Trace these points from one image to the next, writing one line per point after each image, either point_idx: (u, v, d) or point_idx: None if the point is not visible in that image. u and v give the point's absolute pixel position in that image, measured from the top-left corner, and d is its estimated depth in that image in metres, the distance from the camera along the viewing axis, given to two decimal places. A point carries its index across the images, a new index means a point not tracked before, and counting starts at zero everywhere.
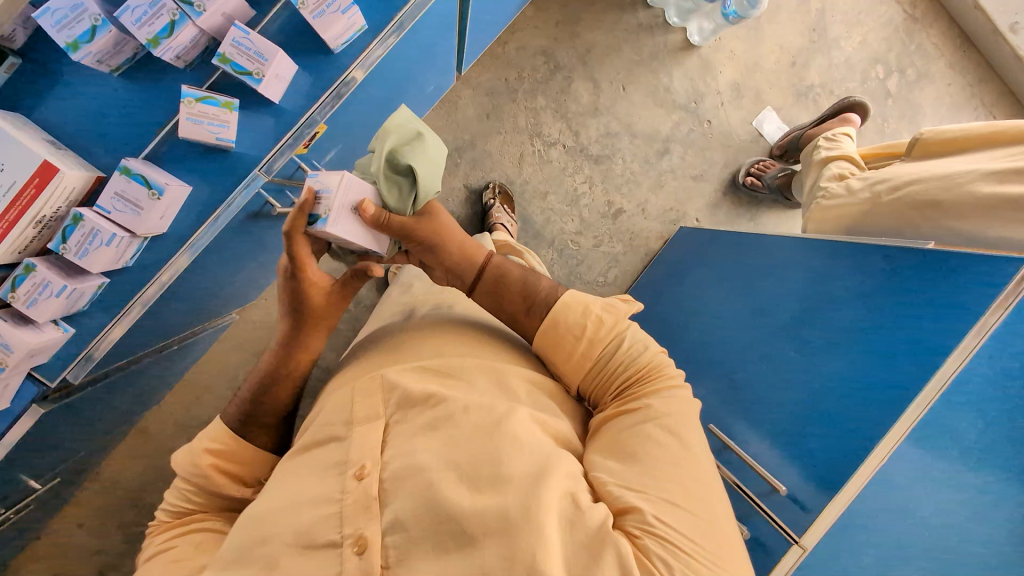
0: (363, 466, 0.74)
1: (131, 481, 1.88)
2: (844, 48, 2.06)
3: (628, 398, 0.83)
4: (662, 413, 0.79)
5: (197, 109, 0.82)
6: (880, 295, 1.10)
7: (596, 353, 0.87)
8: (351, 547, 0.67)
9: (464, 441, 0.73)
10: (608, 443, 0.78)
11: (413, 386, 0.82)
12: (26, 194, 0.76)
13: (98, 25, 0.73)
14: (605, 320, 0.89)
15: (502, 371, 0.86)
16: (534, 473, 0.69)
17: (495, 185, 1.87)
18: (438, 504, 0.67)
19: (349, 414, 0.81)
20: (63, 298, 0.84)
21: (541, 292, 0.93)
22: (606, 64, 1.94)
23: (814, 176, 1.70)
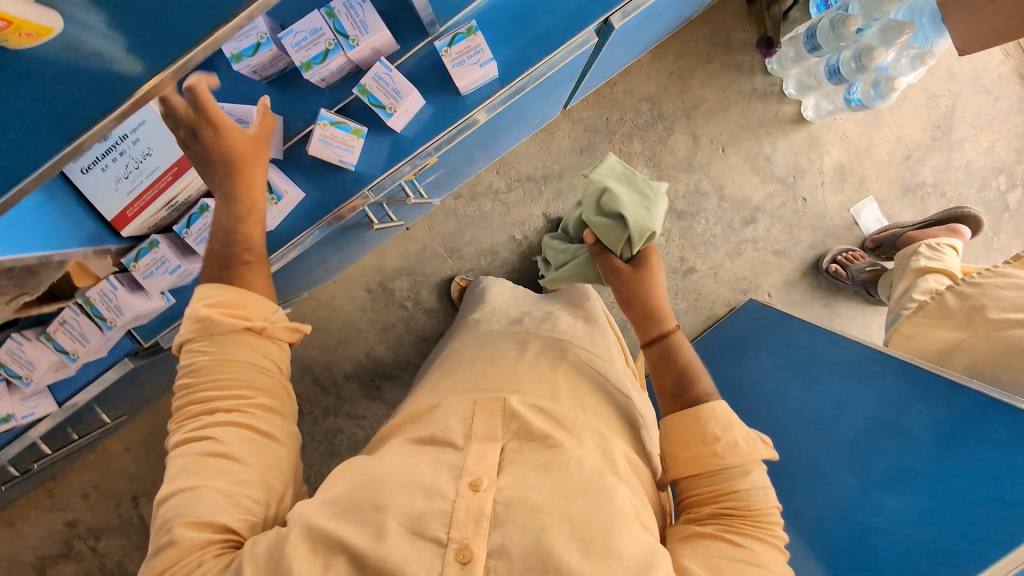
0: (480, 479, 0.74)
1: None
2: (968, 151, 1.94)
3: (729, 523, 0.75)
4: (766, 565, 0.72)
5: (329, 132, 0.88)
6: (947, 433, 1.09)
7: (715, 465, 0.79)
8: (453, 553, 0.67)
9: (577, 497, 0.72)
10: (703, 554, 0.73)
11: (535, 422, 0.82)
12: (165, 179, 0.84)
13: (262, 43, 0.79)
14: (741, 446, 0.80)
15: (609, 440, 0.85)
16: (642, 564, 0.68)
17: None
18: (545, 555, 0.67)
19: (467, 428, 0.82)
20: (175, 275, 0.90)
21: (694, 389, 0.87)
22: (711, 122, 1.91)
23: (905, 283, 1.62)
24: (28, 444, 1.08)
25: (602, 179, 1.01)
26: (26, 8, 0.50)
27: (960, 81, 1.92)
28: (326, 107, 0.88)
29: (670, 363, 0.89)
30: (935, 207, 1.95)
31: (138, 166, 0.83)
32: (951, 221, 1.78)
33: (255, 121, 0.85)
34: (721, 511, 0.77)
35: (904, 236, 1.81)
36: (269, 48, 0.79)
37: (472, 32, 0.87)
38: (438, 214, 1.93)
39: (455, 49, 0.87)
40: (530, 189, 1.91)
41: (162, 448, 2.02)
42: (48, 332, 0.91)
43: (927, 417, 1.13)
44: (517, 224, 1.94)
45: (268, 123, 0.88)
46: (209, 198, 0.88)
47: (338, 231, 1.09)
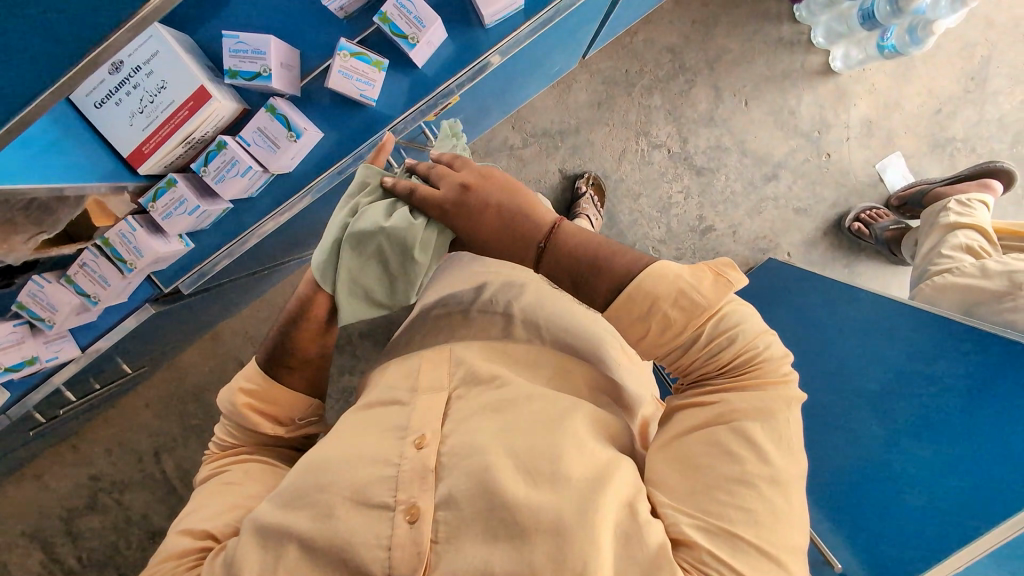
0: (423, 436, 0.75)
1: (197, 378, 2.05)
2: (1001, 104, 1.87)
3: (703, 393, 0.68)
4: (739, 420, 0.63)
5: (349, 63, 0.84)
6: (982, 386, 1.03)
7: (664, 350, 0.68)
8: (403, 514, 0.69)
9: (525, 431, 0.72)
10: (670, 444, 0.68)
11: (480, 365, 0.85)
12: (180, 114, 0.81)
13: (263, 74, 0.81)
14: (673, 319, 0.66)
15: (567, 367, 0.89)
16: (592, 477, 0.67)
17: (590, 176, 1.84)
18: (492, 490, 0.67)
19: (414, 383, 0.85)
20: (193, 217, 0.89)
21: (609, 274, 0.69)
22: (734, 74, 1.84)
23: (932, 240, 1.58)
24: (54, 390, 1.09)
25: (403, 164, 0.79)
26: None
27: (998, 30, 1.83)
28: (345, 38, 0.84)
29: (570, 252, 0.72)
30: (964, 163, 1.89)
31: (153, 100, 0.80)
32: (982, 177, 1.72)
33: (274, 53, 0.80)
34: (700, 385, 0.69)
35: (931, 192, 1.76)
36: (268, 81, 0.81)
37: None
38: None
39: None
40: (546, 145, 1.86)
41: (181, 405, 2.06)
42: (68, 275, 0.91)
43: (953, 369, 1.08)
44: (532, 181, 1.91)
45: (285, 56, 0.84)
46: (226, 135, 0.85)
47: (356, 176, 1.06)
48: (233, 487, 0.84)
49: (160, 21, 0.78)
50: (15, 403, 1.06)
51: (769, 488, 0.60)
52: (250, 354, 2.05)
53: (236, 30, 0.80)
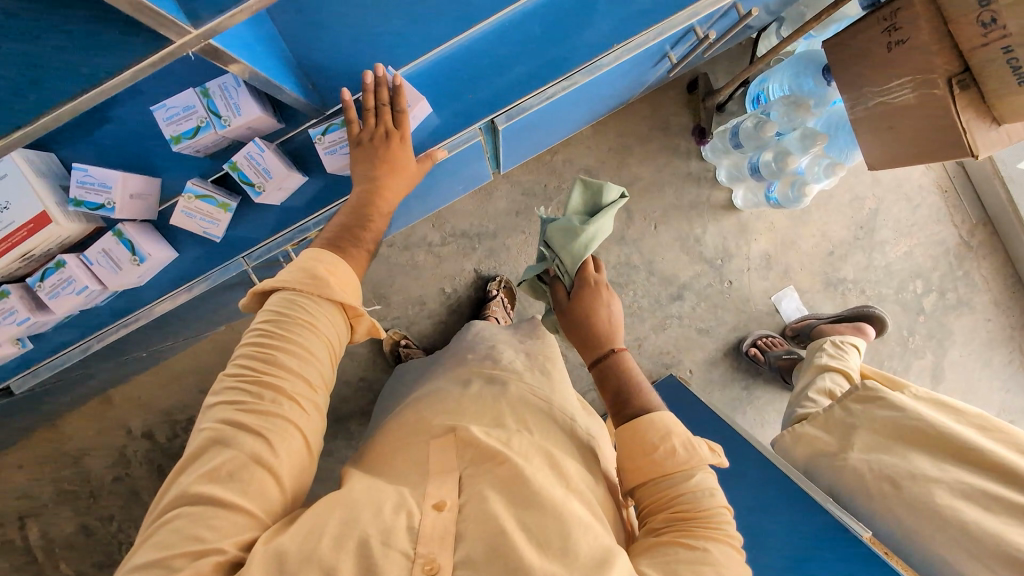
0: (443, 500, 0.75)
1: (82, 440, 2.04)
2: (888, 253, 2.02)
3: (682, 531, 0.73)
4: (719, 564, 0.69)
5: (194, 204, 0.87)
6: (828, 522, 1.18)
7: (660, 472, 0.79)
8: (420, 567, 0.67)
9: (536, 507, 0.74)
10: (662, 566, 0.70)
11: (488, 441, 0.83)
12: (19, 234, 0.82)
13: (107, 205, 0.84)
14: (678, 453, 0.79)
15: (557, 455, 0.86)
16: (599, 558, 0.68)
17: (502, 280, 1.92)
18: (508, 556, 0.67)
19: (426, 467, 0.82)
20: (24, 326, 0.89)
21: (633, 405, 0.88)
22: (646, 200, 1.97)
23: (806, 379, 1.66)
24: None
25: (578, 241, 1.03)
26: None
27: (884, 186, 2.00)
28: (196, 178, 0.88)
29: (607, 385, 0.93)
30: (854, 302, 2.01)
31: None
32: (858, 319, 1.85)
33: (120, 186, 0.84)
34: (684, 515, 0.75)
35: (818, 328, 1.88)
36: (112, 212, 0.85)
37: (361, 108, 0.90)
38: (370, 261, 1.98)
39: (328, 137, 0.90)
40: (462, 246, 1.95)
41: (60, 466, 2.04)
42: None
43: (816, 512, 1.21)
44: (447, 277, 1.97)
45: (137, 187, 0.87)
46: (69, 254, 0.87)
47: (223, 286, 1.09)
48: (249, 455, 0.68)
49: (28, 159, 0.80)
50: None
51: None
52: (139, 422, 2.03)
53: (83, 163, 0.83)
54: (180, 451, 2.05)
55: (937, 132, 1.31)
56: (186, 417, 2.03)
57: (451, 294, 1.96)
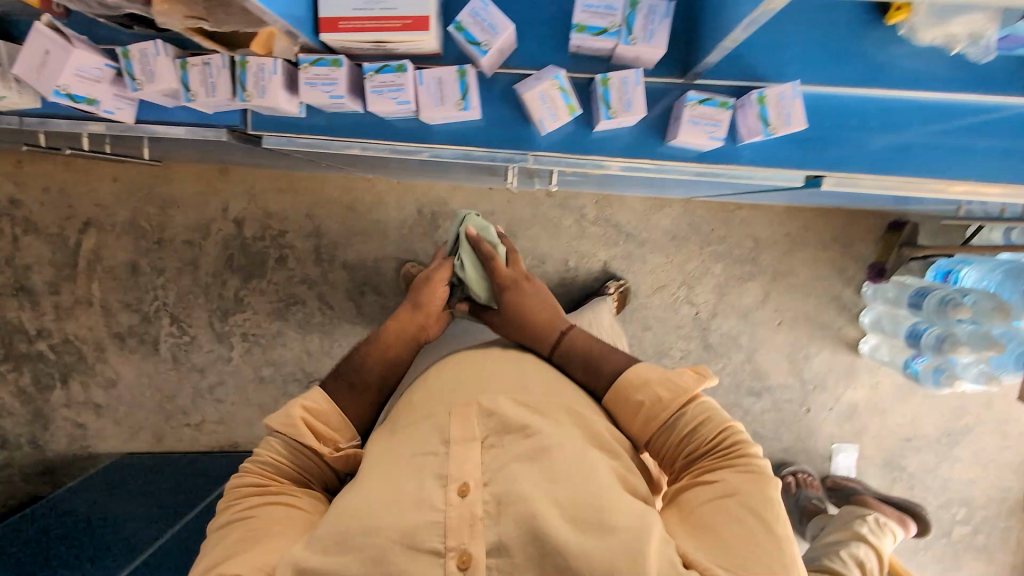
0: (466, 484, 0.76)
1: (180, 192, 2.04)
2: (954, 470, 2.03)
3: (701, 474, 0.81)
4: (741, 492, 0.75)
5: (552, 92, 0.87)
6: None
7: (663, 419, 0.88)
8: (453, 560, 0.69)
9: (564, 479, 0.75)
10: (692, 516, 0.76)
11: (511, 415, 0.85)
12: (393, 23, 0.82)
13: (482, 47, 0.84)
14: (664, 398, 0.88)
15: (584, 415, 0.89)
16: (634, 526, 0.69)
17: (624, 283, 1.93)
18: (540, 533, 0.68)
19: (446, 435, 0.83)
20: (329, 101, 0.88)
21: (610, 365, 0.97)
22: (787, 296, 1.98)
23: (836, 536, 1.68)
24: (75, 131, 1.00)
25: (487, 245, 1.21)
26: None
27: (991, 414, 2.00)
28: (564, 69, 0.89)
29: (575, 360, 1.02)
30: (897, 491, 2.04)
31: None
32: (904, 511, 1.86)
33: (504, 38, 0.84)
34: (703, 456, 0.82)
35: (861, 496, 1.88)
36: (482, 55, 0.84)
37: (757, 99, 0.90)
38: (521, 198, 1.98)
39: (700, 108, 0.90)
40: (608, 236, 1.96)
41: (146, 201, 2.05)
42: (185, 61, 0.87)
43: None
44: (578, 254, 1.98)
45: (506, 45, 0.87)
46: (410, 63, 0.87)
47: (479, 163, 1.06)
48: (258, 531, 0.81)
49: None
50: (38, 117, 1.00)
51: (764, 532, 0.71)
52: (238, 208, 2.03)
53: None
54: (256, 254, 2.05)
55: None
56: (280, 228, 2.03)
57: (572, 269, 1.97)
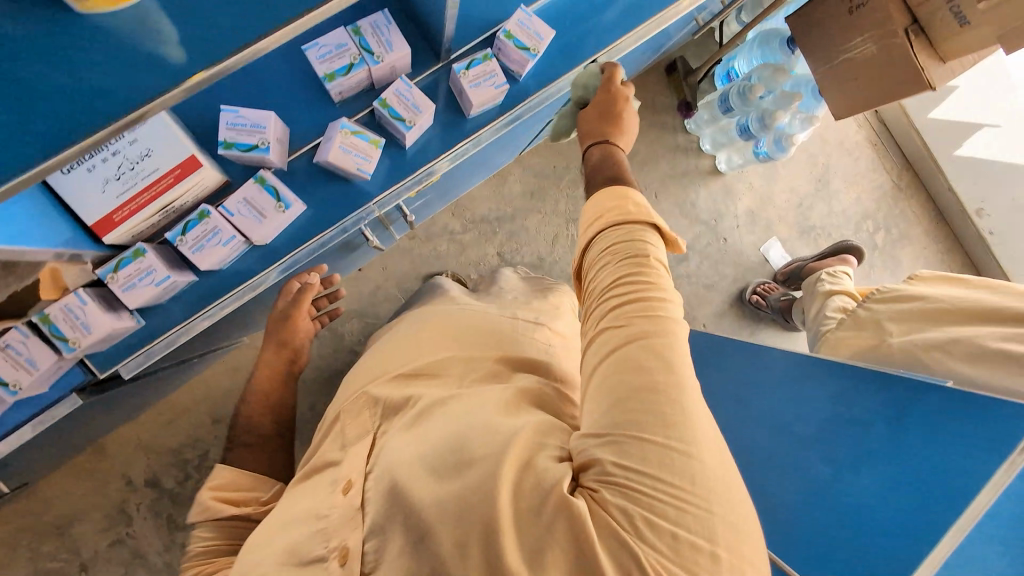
0: (349, 482, 0.79)
1: (70, 502, 1.72)
2: (843, 200, 2.33)
3: (617, 300, 0.71)
4: (649, 339, 0.66)
5: (350, 141, 0.97)
6: (904, 384, 1.15)
7: (596, 244, 0.78)
8: (335, 558, 0.72)
9: (434, 430, 0.77)
10: (598, 369, 0.69)
11: (393, 393, 0.92)
12: (164, 181, 0.89)
13: (260, 145, 0.92)
14: (612, 217, 0.78)
15: (474, 360, 0.97)
16: (493, 448, 0.68)
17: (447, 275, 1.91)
18: (404, 498, 0.69)
19: (343, 441, 0.91)
20: (159, 288, 0.94)
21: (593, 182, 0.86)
22: (644, 172, 2.15)
23: (817, 305, 1.85)
24: None
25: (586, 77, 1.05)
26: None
27: (831, 145, 2.33)
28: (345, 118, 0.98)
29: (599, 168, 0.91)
30: (824, 245, 2.30)
31: (134, 167, 0.88)
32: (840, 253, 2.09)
33: (273, 127, 0.92)
34: (610, 284, 0.72)
35: (806, 267, 2.11)
36: (266, 152, 0.92)
37: (506, 37, 1.01)
38: (391, 256, 1.94)
39: (471, 71, 1.00)
40: (484, 232, 2.00)
41: (38, 543, 1.70)
42: None
43: (894, 389, 1.17)
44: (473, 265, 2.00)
45: (280, 132, 0.96)
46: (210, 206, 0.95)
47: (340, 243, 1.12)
48: None
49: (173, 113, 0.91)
50: None
51: (667, 395, 0.63)
52: (141, 468, 1.77)
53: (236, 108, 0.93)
54: (193, 496, 1.79)
55: (895, 76, 1.50)
56: (199, 453, 1.80)
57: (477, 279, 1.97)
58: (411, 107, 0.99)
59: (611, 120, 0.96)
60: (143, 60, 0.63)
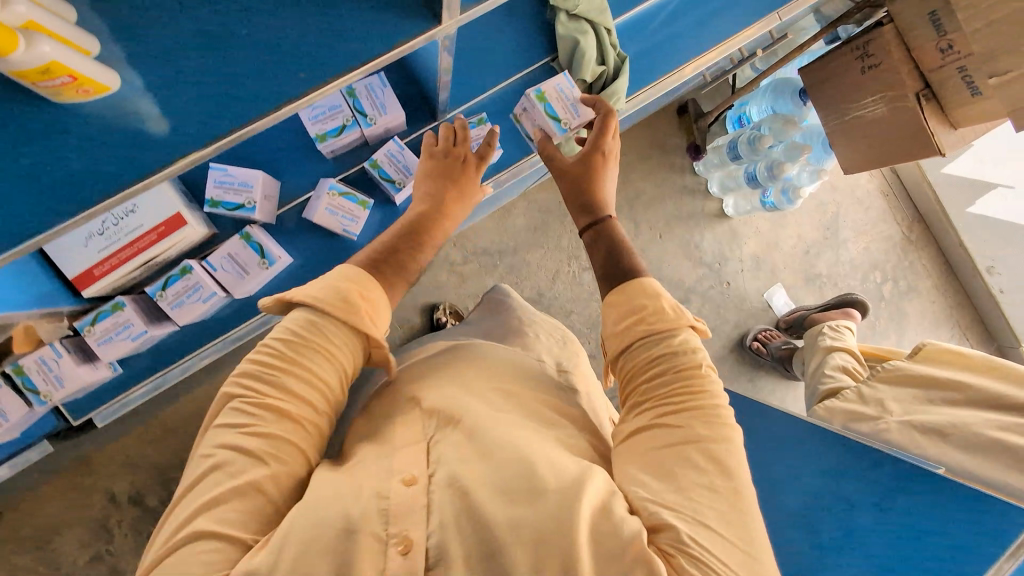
0: (411, 475, 0.71)
1: (51, 515, 1.72)
2: (851, 250, 2.30)
3: (668, 399, 0.75)
4: (704, 439, 0.71)
5: (337, 201, 1.06)
6: (918, 473, 1.18)
7: (641, 339, 0.80)
8: (395, 546, 0.64)
9: (496, 456, 0.71)
10: (646, 459, 0.72)
11: (445, 403, 0.81)
12: (148, 238, 0.92)
13: (245, 205, 0.99)
14: (662, 314, 0.81)
15: (518, 394, 0.89)
16: (568, 490, 0.66)
17: (447, 306, 1.91)
18: (473, 512, 0.66)
19: (390, 442, 0.78)
20: (134, 341, 0.99)
21: (624, 267, 0.88)
22: (650, 212, 2.13)
23: (817, 360, 1.81)
24: None
25: (582, 27, 1.02)
26: (94, 70, 0.63)
27: (842, 193, 2.30)
28: (335, 178, 1.07)
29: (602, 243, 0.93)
30: (830, 294, 2.26)
31: (118, 224, 0.91)
32: (844, 305, 2.07)
33: (259, 187, 0.98)
34: (664, 394, 0.76)
35: (810, 317, 2.07)
36: (250, 211, 0.99)
37: (539, 98, 1.04)
38: None
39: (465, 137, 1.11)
40: (484, 264, 1.99)
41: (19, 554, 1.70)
42: None
43: (892, 470, 1.20)
44: (472, 297, 1.98)
45: (267, 189, 1.01)
46: (192, 260, 0.98)
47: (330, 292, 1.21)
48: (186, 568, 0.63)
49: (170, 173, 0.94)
50: None
51: (722, 492, 0.68)
52: (127, 484, 1.77)
53: (228, 166, 1.00)
54: None
55: (904, 139, 1.47)
56: (183, 473, 1.79)
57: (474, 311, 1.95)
58: (397, 169, 1.07)
59: (594, 192, 0.96)
60: (120, 141, 0.69)
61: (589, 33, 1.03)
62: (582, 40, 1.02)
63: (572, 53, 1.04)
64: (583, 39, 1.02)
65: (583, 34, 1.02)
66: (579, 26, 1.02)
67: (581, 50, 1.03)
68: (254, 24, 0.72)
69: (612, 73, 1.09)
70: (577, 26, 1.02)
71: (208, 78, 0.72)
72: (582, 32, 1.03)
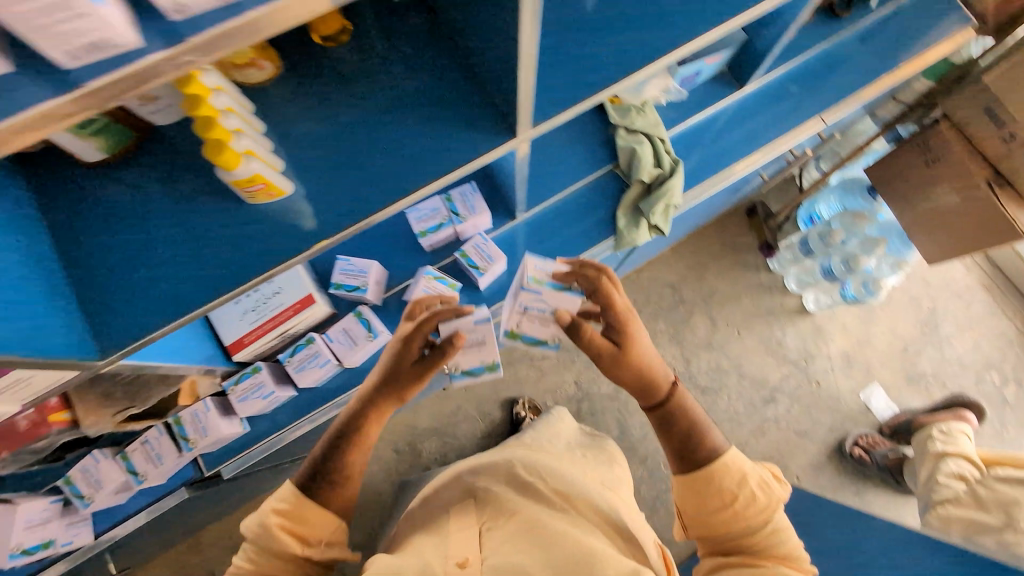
0: (465, 557, 0.77)
1: None
2: (957, 347, 2.13)
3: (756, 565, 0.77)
4: None
5: (431, 284, 1.17)
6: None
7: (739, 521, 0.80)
8: None
9: (554, 552, 0.75)
10: None
11: (500, 491, 0.89)
12: (287, 312, 1.11)
13: (358, 287, 1.14)
14: (758, 497, 0.81)
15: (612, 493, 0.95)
16: None
17: (527, 399, 1.99)
18: None
19: (443, 527, 0.85)
20: (265, 399, 1.15)
21: (701, 448, 0.85)
22: (725, 309, 2.15)
23: (929, 466, 1.63)
24: None
25: (637, 138, 1.12)
26: (277, 177, 0.81)
27: (936, 287, 2.19)
28: (430, 265, 1.18)
29: (677, 422, 0.88)
30: (940, 395, 2.07)
31: (266, 301, 1.11)
32: (957, 408, 1.88)
33: (371, 273, 1.14)
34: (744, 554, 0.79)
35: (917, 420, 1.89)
36: (361, 292, 1.13)
37: (536, 281, 1.01)
38: None
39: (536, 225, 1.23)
40: (563, 359, 2.07)
41: None
42: (124, 451, 1.12)
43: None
44: (551, 390, 2.04)
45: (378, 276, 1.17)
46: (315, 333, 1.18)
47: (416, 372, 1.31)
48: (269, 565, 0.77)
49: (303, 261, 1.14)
50: None
51: None
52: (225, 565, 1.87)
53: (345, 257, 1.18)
54: None
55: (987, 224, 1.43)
56: None
57: (553, 407, 2.00)
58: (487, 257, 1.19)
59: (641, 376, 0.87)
60: (253, 239, 0.83)
61: (645, 142, 1.13)
62: (639, 149, 1.12)
63: (631, 159, 1.14)
64: (640, 146, 1.12)
65: (639, 144, 1.12)
66: (636, 138, 1.12)
67: (638, 157, 1.12)
68: (368, 142, 0.86)
69: (668, 174, 1.16)
70: (632, 138, 1.12)
71: (326, 187, 0.85)
72: (638, 142, 1.13)
